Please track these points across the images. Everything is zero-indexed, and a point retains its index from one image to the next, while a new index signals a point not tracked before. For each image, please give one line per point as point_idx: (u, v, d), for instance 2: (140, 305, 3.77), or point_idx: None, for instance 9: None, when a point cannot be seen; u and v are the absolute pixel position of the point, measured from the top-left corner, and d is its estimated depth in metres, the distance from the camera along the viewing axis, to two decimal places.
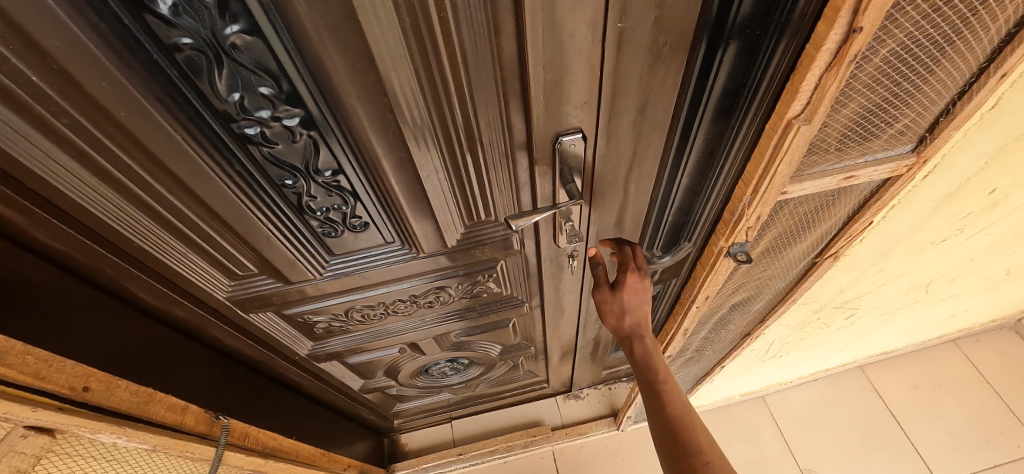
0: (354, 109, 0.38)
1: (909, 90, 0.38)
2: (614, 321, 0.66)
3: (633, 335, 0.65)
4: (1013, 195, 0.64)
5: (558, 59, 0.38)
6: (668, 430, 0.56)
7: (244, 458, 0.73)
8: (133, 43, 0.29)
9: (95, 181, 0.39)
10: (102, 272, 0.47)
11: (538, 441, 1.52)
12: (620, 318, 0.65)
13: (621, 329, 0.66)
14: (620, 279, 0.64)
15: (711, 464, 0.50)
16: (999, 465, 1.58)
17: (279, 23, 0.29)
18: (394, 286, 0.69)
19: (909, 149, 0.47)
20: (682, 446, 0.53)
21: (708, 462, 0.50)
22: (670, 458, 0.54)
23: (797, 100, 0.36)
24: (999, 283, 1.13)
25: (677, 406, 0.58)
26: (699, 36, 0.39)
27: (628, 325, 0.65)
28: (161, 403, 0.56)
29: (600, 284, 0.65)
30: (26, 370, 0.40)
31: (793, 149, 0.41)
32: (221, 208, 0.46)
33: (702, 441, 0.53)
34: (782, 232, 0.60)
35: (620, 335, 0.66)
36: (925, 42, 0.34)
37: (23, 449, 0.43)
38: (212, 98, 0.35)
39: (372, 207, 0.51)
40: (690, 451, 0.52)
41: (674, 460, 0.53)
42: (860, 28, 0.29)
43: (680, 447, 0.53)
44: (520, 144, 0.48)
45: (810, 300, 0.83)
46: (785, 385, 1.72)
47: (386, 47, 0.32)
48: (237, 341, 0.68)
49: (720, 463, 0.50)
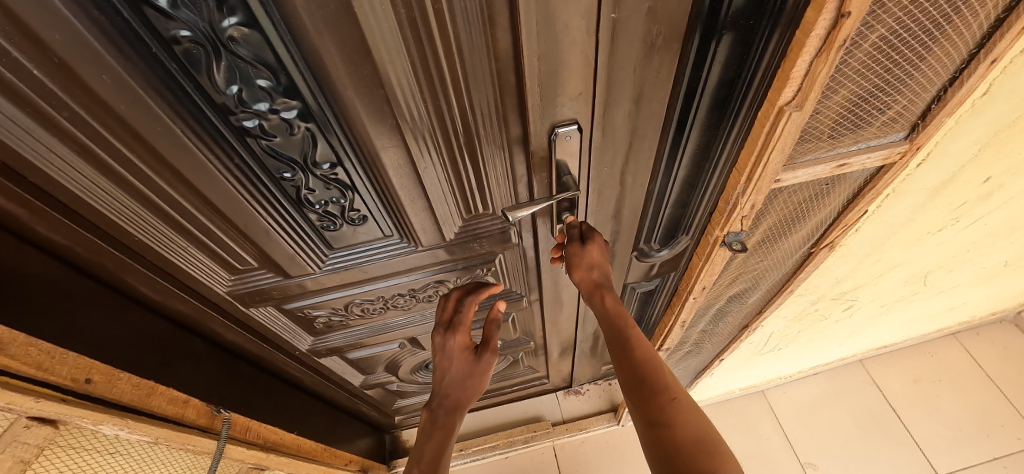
0: (351, 102, 0.38)
1: (899, 77, 0.39)
2: (580, 276, 0.63)
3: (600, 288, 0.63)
4: (1009, 183, 0.65)
5: (553, 50, 0.38)
6: (636, 374, 0.55)
7: (246, 451, 0.74)
8: (133, 37, 0.30)
9: (95, 174, 0.39)
10: (102, 266, 0.48)
11: (538, 437, 1.54)
12: (586, 274, 0.62)
13: (587, 283, 0.63)
14: (590, 236, 0.60)
15: (678, 402, 0.51)
16: (998, 458, 1.58)
17: (276, 16, 0.30)
18: (393, 280, 0.69)
19: (902, 137, 0.47)
20: (651, 387, 0.53)
21: (674, 399, 0.51)
22: (636, 401, 0.53)
23: (788, 87, 0.37)
24: (997, 275, 1.14)
25: (641, 347, 0.57)
26: (693, 28, 0.39)
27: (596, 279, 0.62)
28: (163, 396, 0.57)
29: (573, 241, 0.61)
30: (29, 361, 0.41)
31: (784, 136, 0.42)
32: (221, 201, 0.47)
33: (668, 379, 0.54)
34: (777, 222, 0.60)
35: (587, 288, 0.63)
36: (913, 28, 0.34)
37: (27, 439, 0.43)
38: (210, 90, 0.35)
39: (370, 199, 0.51)
40: (659, 391, 0.52)
41: (642, 403, 0.52)
42: (847, 13, 0.29)
43: (649, 389, 0.53)
44: (516, 137, 0.48)
45: (806, 291, 0.83)
46: (784, 379, 1.73)
47: (381, 39, 0.33)
48: (237, 336, 0.68)
49: (685, 399, 0.52)
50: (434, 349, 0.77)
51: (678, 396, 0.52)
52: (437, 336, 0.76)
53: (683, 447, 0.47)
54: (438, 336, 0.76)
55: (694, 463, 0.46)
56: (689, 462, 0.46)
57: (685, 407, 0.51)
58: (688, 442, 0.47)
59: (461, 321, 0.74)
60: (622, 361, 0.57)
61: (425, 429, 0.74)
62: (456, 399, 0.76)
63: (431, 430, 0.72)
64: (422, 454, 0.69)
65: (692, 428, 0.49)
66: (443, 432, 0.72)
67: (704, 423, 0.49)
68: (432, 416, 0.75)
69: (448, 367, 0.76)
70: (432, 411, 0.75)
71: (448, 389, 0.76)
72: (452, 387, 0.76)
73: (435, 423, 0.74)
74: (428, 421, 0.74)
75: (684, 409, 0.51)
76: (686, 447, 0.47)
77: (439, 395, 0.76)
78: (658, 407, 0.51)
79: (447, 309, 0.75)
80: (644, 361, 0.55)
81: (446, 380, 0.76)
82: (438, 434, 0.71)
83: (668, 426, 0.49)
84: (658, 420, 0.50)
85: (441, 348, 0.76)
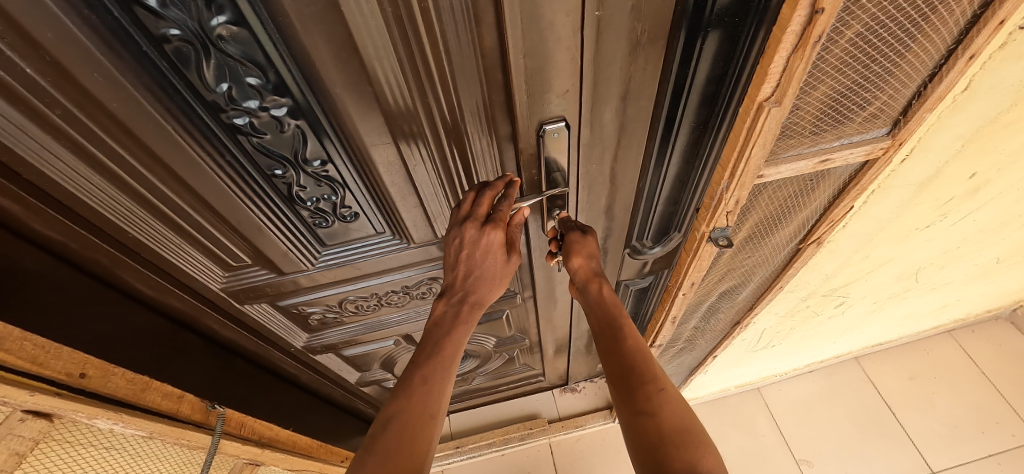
0: (341, 99, 0.39)
1: (878, 72, 0.40)
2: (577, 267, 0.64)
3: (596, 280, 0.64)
4: (995, 179, 0.65)
5: (538, 47, 0.38)
6: (624, 366, 0.57)
7: (241, 447, 0.74)
8: (123, 35, 0.30)
9: (89, 171, 0.40)
10: (97, 262, 0.48)
11: (534, 435, 1.55)
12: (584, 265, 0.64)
13: (586, 271, 0.64)
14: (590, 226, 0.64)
15: (664, 393, 0.53)
16: (993, 455, 1.59)
17: (264, 15, 0.30)
18: (387, 277, 0.70)
19: (885, 132, 0.48)
20: (640, 378, 0.54)
21: (661, 389, 0.53)
22: (625, 390, 0.55)
23: (767, 83, 0.38)
24: (990, 271, 1.14)
25: (632, 338, 0.58)
26: (678, 26, 0.39)
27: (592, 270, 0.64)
28: (157, 391, 0.58)
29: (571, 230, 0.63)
30: (23, 355, 0.41)
31: (765, 131, 0.43)
32: (214, 198, 0.47)
33: (655, 370, 0.55)
34: (764, 217, 0.61)
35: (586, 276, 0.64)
36: (888, 24, 0.35)
37: (21, 432, 0.43)
38: (200, 88, 0.35)
39: (361, 196, 0.52)
40: (646, 382, 0.54)
41: (631, 393, 0.54)
42: (821, 9, 0.31)
43: (636, 381, 0.54)
44: (506, 134, 0.49)
45: (797, 288, 0.84)
46: (780, 376, 1.74)
47: (368, 37, 0.33)
48: (232, 332, 0.69)
49: (671, 391, 0.53)
50: (456, 239, 0.53)
51: (665, 387, 0.53)
52: (465, 229, 0.52)
53: (666, 435, 0.48)
54: (463, 227, 0.52)
55: (677, 450, 0.47)
56: (672, 449, 0.47)
57: (670, 398, 0.52)
58: (671, 431, 0.49)
59: (501, 222, 0.52)
60: (611, 354, 0.59)
61: (438, 318, 0.58)
62: (481, 295, 0.58)
63: (448, 325, 0.56)
64: (438, 342, 0.55)
65: (677, 418, 0.50)
66: (461, 331, 0.56)
67: (689, 414, 0.51)
68: (450, 310, 0.58)
69: (473, 268, 0.56)
70: (450, 301, 0.58)
71: (472, 285, 0.58)
72: (476, 281, 0.58)
73: (457, 316, 0.57)
74: (446, 313, 0.57)
75: (670, 400, 0.52)
76: (669, 435, 0.48)
77: (463, 290, 0.58)
78: (644, 397, 0.52)
79: (479, 202, 0.52)
80: (632, 352, 0.57)
81: (470, 273, 0.57)
82: (458, 330, 0.56)
83: (653, 416, 0.51)
84: (644, 410, 0.51)
85: (469, 244, 0.53)
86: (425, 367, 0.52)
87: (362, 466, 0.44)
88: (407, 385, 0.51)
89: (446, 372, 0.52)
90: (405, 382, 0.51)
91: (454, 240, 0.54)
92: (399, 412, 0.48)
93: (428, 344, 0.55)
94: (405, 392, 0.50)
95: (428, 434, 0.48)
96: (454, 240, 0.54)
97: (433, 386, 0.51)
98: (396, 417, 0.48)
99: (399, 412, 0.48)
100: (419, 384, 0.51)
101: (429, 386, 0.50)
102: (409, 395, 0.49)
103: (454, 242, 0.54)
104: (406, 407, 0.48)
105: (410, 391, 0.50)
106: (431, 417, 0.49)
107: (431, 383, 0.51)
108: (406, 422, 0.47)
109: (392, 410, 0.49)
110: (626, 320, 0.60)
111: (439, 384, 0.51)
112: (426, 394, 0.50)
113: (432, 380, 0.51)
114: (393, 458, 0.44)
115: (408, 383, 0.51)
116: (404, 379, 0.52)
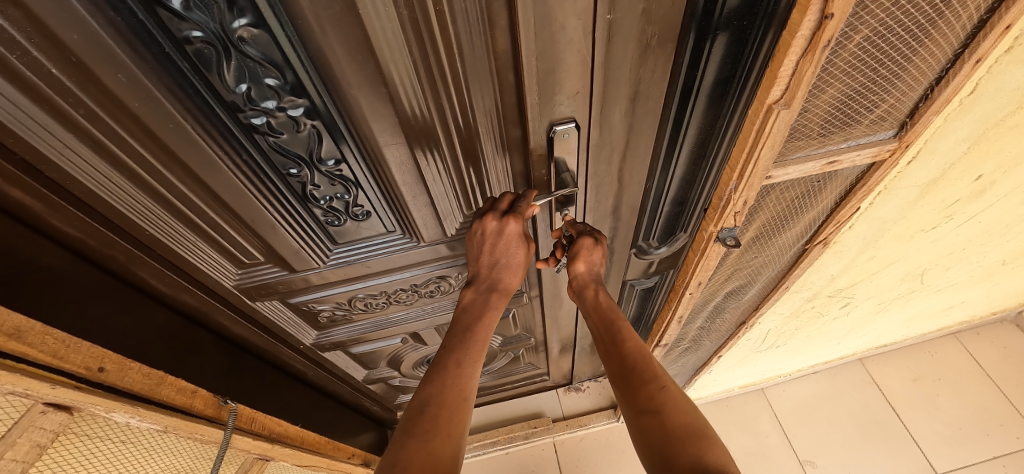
0: (356, 100, 0.39)
1: (884, 76, 0.41)
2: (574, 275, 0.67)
3: (594, 290, 0.68)
4: (1000, 182, 0.65)
5: (549, 51, 0.39)
6: (625, 366, 0.59)
7: (252, 442, 0.74)
8: (146, 36, 0.31)
9: (108, 169, 0.41)
10: (114, 258, 0.49)
11: (538, 434, 1.55)
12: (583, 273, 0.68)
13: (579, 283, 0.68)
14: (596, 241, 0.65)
15: (667, 390, 0.54)
16: (997, 457, 1.58)
17: (284, 17, 0.31)
18: (396, 275, 0.70)
19: (891, 135, 0.49)
20: (642, 378, 0.56)
21: (663, 386, 0.55)
22: (629, 389, 0.57)
23: (776, 86, 0.39)
24: (994, 274, 1.15)
25: (631, 339, 0.61)
26: (687, 29, 0.40)
27: (595, 276, 0.67)
28: (172, 385, 0.58)
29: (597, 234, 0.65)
30: (45, 349, 0.42)
31: (774, 133, 0.44)
32: (229, 196, 0.48)
33: (656, 370, 0.57)
34: (770, 219, 0.63)
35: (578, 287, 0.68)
36: (894, 29, 0.36)
37: (44, 424, 0.44)
38: (221, 88, 0.36)
39: (373, 195, 0.53)
40: (647, 381, 0.56)
41: (635, 391, 0.56)
42: (830, 15, 0.32)
43: (636, 381, 0.57)
44: (516, 134, 0.49)
45: (802, 287, 0.84)
46: (784, 378, 1.77)
47: (384, 39, 0.34)
48: (244, 328, 0.70)
49: (673, 389, 0.55)
50: (479, 230, 0.56)
51: (665, 385, 0.55)
52: (487, 221, 0.54)
53: (671, 432, 0.50)
54: (485, 219, 0.54)
55: (682, 445, 0.48)
56: (678, 446, 0.48)
57: (672, 395, 0.54)
58: (678, 427, 0.50)
59: (519, 214, 0.53)
60: (612, 356, 0.62)
61: (466, 305, 0.59)
62: (506, 282, 0.60)
63: (477, 310, 0.58)
64: (468, 328, 0.56)
65: (680, 415, 0.51)
66: (490, 316, 0.58)
67: (690, 410, 0.52)
68: (479, 298, 0.59)
69: (497, 257, 0.58)
70: (478, 289, 0.59)
71: (498, 273, 0.60)
72: (501, 269, 0.59)
73: (486, 303, 0.58)
74: (475, 300, 0.59)
75: (672, 398, 0.53)
76: (673, 432, 0.49)
77: (489, 278, 0.59)
78: (646, 396, 0.54)
79: (501, 198, 0.56)
80: (633, 354, 0.59)
81: (495, 262, 0.59)
82: (488, 315, 0.57)
83: (655, 415, 0.52)
84: (646, 409, 0.53)
85: (491, 235, 0.55)
86: (457, 352, 0.53)
87: (402, 446, 0.45)
88: (440, 370, 0.52)
89: (476, 356, 0.54)
90: (438, 367, 0.52)
91: (478, 231, 0.56)
92: (435, 394, 0.49)
93: (457, 329, 0.56)
94: (439, 375, 0.51)
95: (462, 415, 0.49)
96: (478, 231, 0.56)
97: (465, 369, 0.52)
98: (431, 400, 0.49)
99: (433, 395, 0.49)
100: (453, 367, 0.52)
101: (462, 369, 0.52)
102: (443, 378, 0.51)
103: (478, 233, 0.56)
104: (441, 391, 0.49)
105: (444, 375, 0.51)
106: (463, 399, 0.50)
107: (463, 366, 0.52)
108: (441, 404, 0.48)
109: (427, 394, 0.49)
110: (621, 324, 0.63)
111: (470, 368, 0.52)
112: (458, 377, 0.51)
113: (465, 363, 0.52)
114: (432, 437, 0.46)
115: (441, 367, 0.52)
116: (437, 364, 0.53)
